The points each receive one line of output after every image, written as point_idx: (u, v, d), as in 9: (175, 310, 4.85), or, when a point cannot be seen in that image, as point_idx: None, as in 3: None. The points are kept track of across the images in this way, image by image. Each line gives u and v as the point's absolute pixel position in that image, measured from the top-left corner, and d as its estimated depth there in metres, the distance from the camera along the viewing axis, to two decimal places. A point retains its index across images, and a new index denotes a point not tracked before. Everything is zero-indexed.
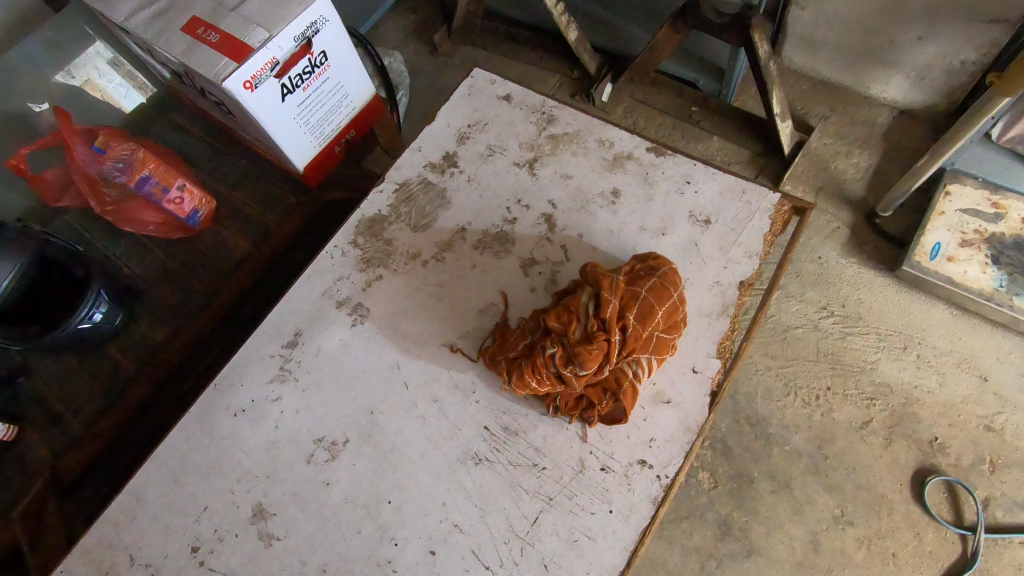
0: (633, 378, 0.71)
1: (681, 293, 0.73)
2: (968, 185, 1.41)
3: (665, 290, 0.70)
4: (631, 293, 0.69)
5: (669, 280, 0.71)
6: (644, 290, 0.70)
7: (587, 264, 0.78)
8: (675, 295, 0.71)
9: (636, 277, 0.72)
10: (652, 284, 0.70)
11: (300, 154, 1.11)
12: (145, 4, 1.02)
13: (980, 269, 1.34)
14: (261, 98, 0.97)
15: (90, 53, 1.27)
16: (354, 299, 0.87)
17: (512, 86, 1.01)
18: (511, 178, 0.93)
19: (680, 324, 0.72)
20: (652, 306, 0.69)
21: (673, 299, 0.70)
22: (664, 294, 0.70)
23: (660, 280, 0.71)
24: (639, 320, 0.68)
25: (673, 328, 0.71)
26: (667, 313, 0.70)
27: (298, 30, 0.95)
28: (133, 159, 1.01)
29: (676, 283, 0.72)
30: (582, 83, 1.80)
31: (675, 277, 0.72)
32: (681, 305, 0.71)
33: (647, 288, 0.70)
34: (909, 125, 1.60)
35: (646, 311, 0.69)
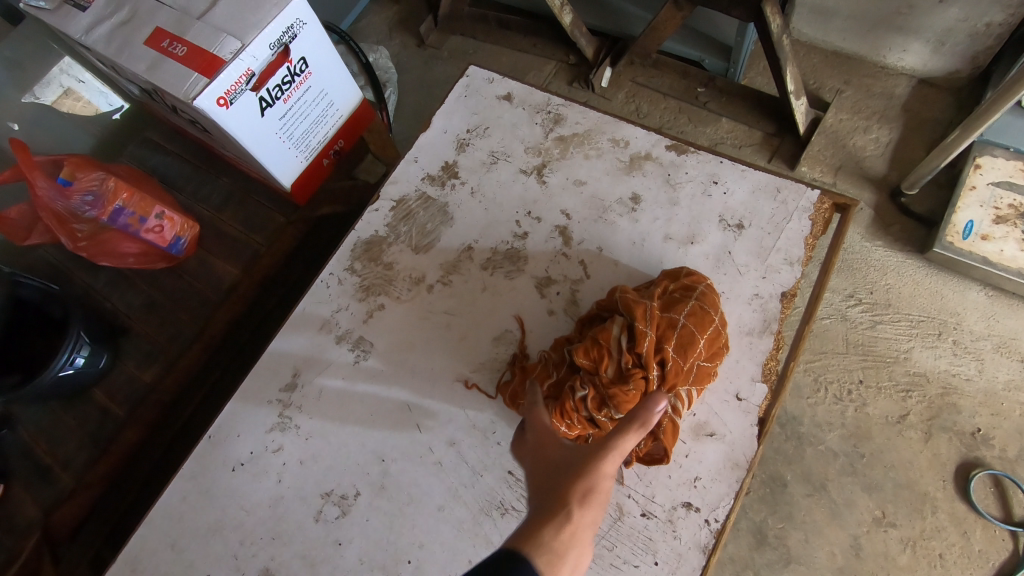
0: (673, 414, 0.63)
1: (722, 313, 0.67)
2: (999, 157, 1.33)
3: (705, 313, 0.64)
4: (669, 322, 0.63)
5: (708, 302, 0.65)
6: (683, 314, 0.63)
7: (614, 287, 0.71)
8: (716, 318, 0.65)
9: (671, 299, 0.66)
10: (691, 309, 0.64)
11: (286, 171, 1.02)
12: (105, 17, 0.93)
13: (1017, 246, 1.26)
14: (238, 115, 0.88)
15: (56, 71, 1.19)
16: (355, 332, 0.80)
17: (512, 83, 0.92)
18: (518, 188, 0.84)
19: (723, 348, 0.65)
20: (693, 334, 0.62)
21: (715, 323, 0.64)
22: (705, 318, 0.64)
23: (698, 304, 0.64)
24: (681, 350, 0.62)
25: (717, 353, 0.65)
26: (709, 340, 0.64)
27: (273, 37, 0.86)
28: (104, 191, 0.93)
29: (715, 304, 0.66)
30: (580, 69, 1.70)
31: (714, 297, 0.66)
32: (723, 329, 0.65)
33: (686, 314, 0.63)
34: (930, 94, 1.51)
35: (686, 340, 0.62)
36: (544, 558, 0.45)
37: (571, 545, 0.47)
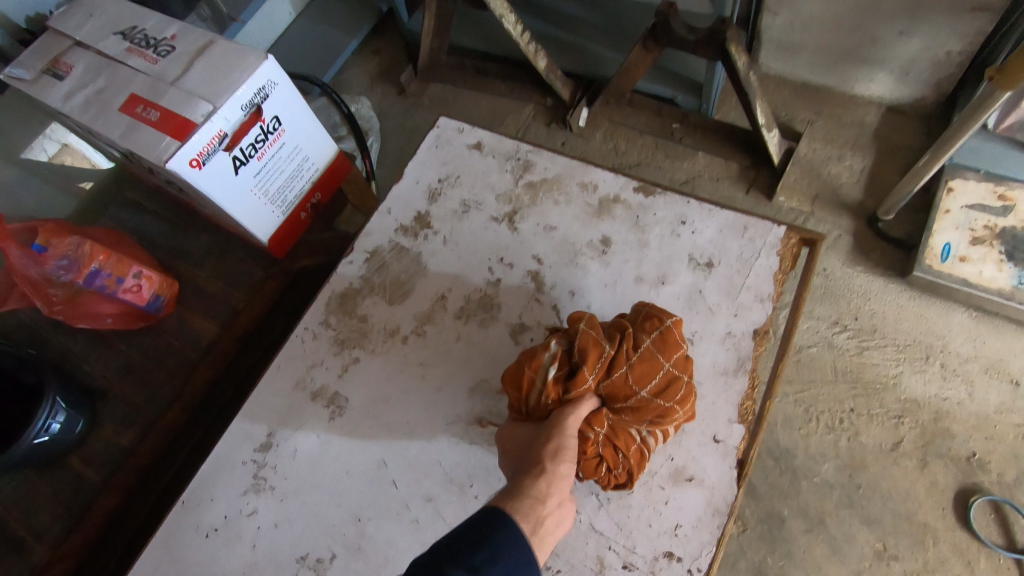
0: (642, 446, 0.65)
1: (678, 363, 0.67)
2: (971, 179, 1.34)
3: (625, 384, 0.65)
4: (603, 372, 0.65)
5: (635, 376, 0.65)
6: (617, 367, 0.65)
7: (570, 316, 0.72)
8: (638, 392, 0.65)
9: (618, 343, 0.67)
10: (633, 361, 0.65)
11: (263, 227, 1.03)
12: (83, 86, 0.96)
13: (996, 267, 1.27)
14: (212, 175, 0.90)
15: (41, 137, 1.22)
16: (331, 388, 0.79)
17: (483, 132, 0.94)
18: (490, 236, 0.85)
19: (676, 405, 0.65)
20: (625, 386, 0.65)
21: (637, 395, 0.65)
22: (647, 373, 0.65)
23: (640, 356, 0.65)
24: (615, 397, 0.65)
25: (666, 410, 0.65)
26: (655, 390, 0.65)
27: (245, 98, 0.89)
28: (79, 255, 0.93)
29: (660, 363, 0.65)
30: (557, 110, 1.74)
31: (670, 343, 0.66)
32: (678, 380, 0.65)
33: (627, 368, 0.65)
34: (900, 121, 1.54)
35: (621, 384, 0.65)
36: (522, 506, 0.57)
37: (549, 493, 0.58)
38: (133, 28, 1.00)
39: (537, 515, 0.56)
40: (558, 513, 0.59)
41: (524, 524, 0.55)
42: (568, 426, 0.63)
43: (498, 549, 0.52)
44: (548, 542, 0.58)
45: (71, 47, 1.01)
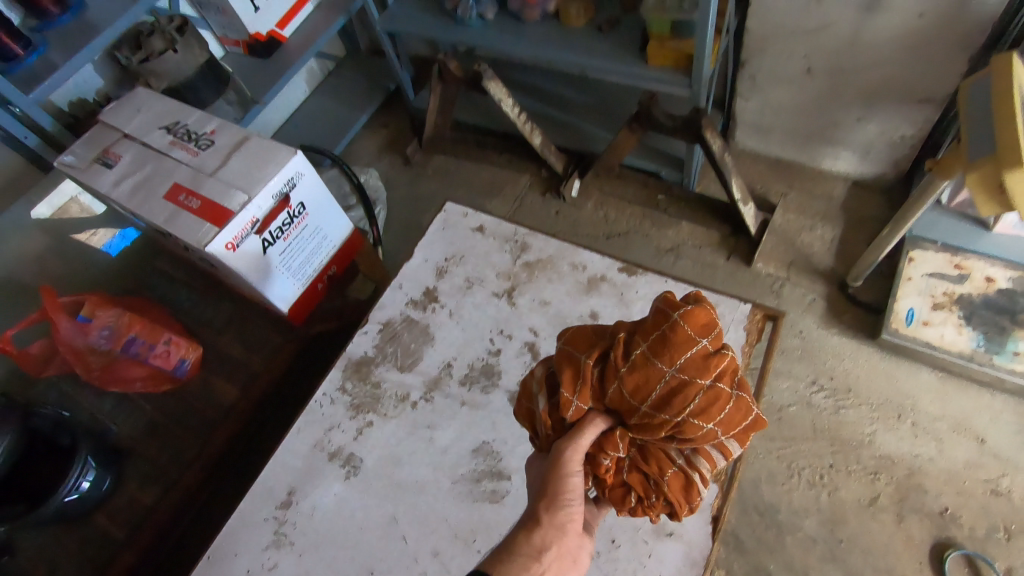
0: (678, 464, 0.68)
1: (685, 368, 0.66)
2: (930, 250, 1.46)
3: (625, 400, 0.68)
4: (598, 393, 0.70)
5: (630, 390, 0.68)
6: (609, 388, 0.69)
7: (573, 334, 0.77)
8: (640, 407, 0.67)
9: (612, 360, 0.70)
10: (627, 375, 0.68)
11: (284, 298, 1.14)
12: (129, 175, 1.09)
13: (956, 331, 1.37)
14: (243, 255, 1.01)
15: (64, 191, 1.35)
16: (346, 449, 0.87)
17: (485, 216, 1.05)
18: (491, 310, 0.96)
19: (692, 416, 0.65)
20: (626, 403, 0.68)
21: (641, 409, 0.67)
22: (643, 386, 0.67)
23: (633, 367, 0.67)
24: (626, 414, 0.69)
25: (678, 421, 0.66)
26: (659, 398, 0.66)
27: (275, 188, 1.01)
28: (118, 325, 1.04)
29: (661, 371, 0.66)
30: (551, 181, 1.88)
31: (667, 348, 0.67)
32: (682, 384, 0.66)
33: (620, 383, 0.68)
34: (864, 194, 1.69)
35: (621, 400, 0.68)
36: (517, 563, 0.66)
37: (545, 545, 0.67)
38: (177, 123, 1.14)
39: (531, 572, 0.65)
40: (556, 563, 0.67)
41: None
42: (563, 466, 0.69)
43: None
44: None
45: (120, 139, 1.14)
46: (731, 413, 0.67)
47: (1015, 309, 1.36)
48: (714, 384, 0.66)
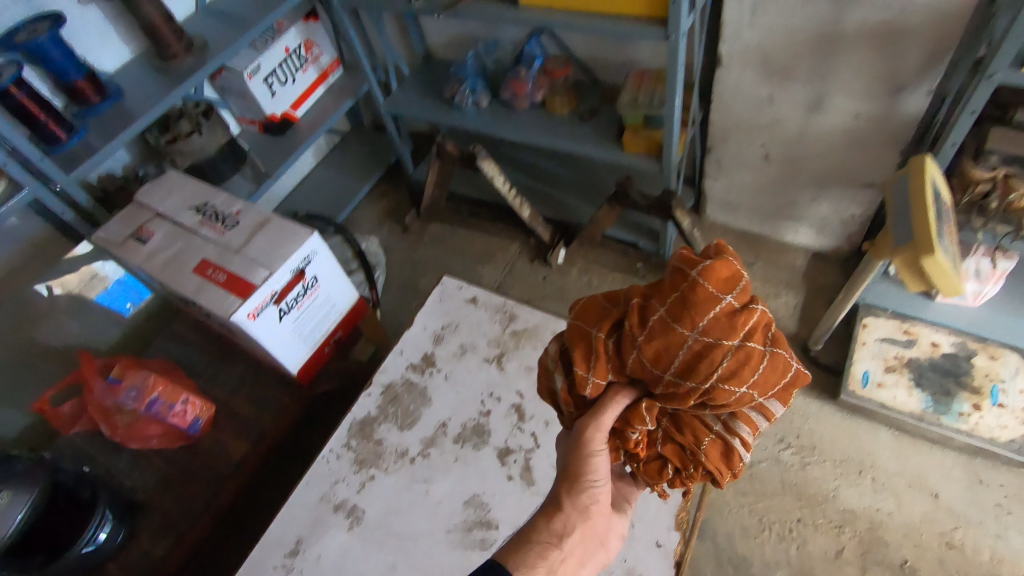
0: (714, 430, 0.75)
1: (707, 331, 0.70)
2: (881, 317, 1.60)
3: (649, 370, 0.74)
4: (617, 366, 0.77)
5: (651, 359, 0.73)
6: (630, 359, 0.74)
7: (585, 303, 0.82)
8: (664, 373, 0.72)
9: (629, 331, 0.75)
10: (647, 345, 0.73)
11: (294, 361, 1.26)
12: (161, 250, 1.22)
13: (907, 392, 1.49)
14: (262, 323, 1.14)
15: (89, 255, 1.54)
16: (350, 501, 0.97)
17: (477, 289, 1.19)
18: (482, 374, 1.08)
19: (721, 378, 0.70)
20: (651, 372, 0.74)
21: (666, 376, 0.73)
22: (665, 353, 0.72)
23: (651, 337, 0.72)
24: (651, 381, 0.75)
25: (705, 385, 0.70)
26: (686, 362, 0.71)
27: (293, 264, 1.15)
28: (144, 386, 1.13)
29: (683, 335, 0.71)
30: (539, 249, 2.04)
31: (688, 312, 0.71)
32: (704, 347, 0.70)
33: (638, 353, 0.74)
34: (823, 265, 1.85)
35: (644, 370, 0.74)
36: (542, 548, 0.78)
37: (566, 531, 0.79)
38: (205, 204, 1.29)
39: (552, 556, 0.77)
40: (578, 545, 0.80)
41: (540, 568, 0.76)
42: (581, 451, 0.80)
43: None
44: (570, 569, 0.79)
45: (152, 217, 1.29)
46: (764, 369, 0.71)
47: (959, 372, 1.49)
48: (740, 342, 0.70)
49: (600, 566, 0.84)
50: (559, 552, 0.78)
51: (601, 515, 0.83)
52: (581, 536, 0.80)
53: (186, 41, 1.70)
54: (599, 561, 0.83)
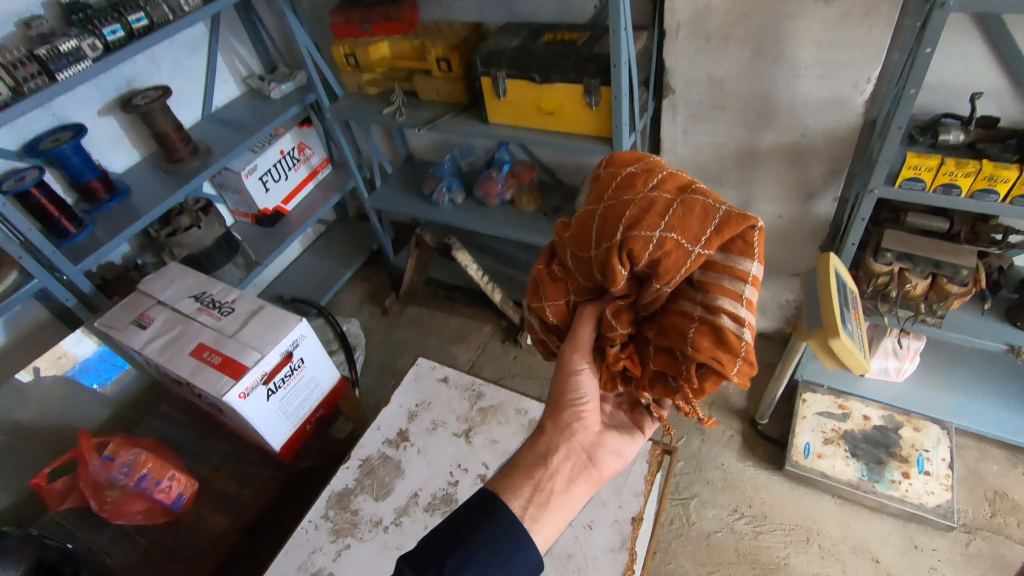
0: (694, 311, 0.68)
1: (608, 199, 0.71)
2: (818, 392, 1.77)
3: (584, 263, 0.74)
4: (566, 286, 0.79)
5: (576, 247, 0.74)
6: (567, 263, 0.76)
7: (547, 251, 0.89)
8: (589, 254, 0.72)
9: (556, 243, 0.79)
10: (572, 238, 0.75)
11: (277, 437, 1.35)
12: (160, 334, 1.34)
13: (844, 462, 1.62)
14: (252, 401, 1.25)
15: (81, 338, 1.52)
16: (327, 569, 1.04)
17: (448, 369, 1.33)
18: (452, 447, 1.19)
19: (631, 228, 0.67)
20: (585, 265, 0.74)
21: (591, 257, 0.72)
22: (585, 234, 0.73)
23: (573, 231, 0.75)
24: (591, 276, 0.75)
25: (620, 240, 0.67)
26: (600, 228, 0.70)
27: (282, 347, 1.28)
28: (135, 463, 1.22)
29: (592, 210, 0.72)
30: (510, 329, 2.19)
31: (597, 192, 0.74)
32: (613, 209, 0.70)
33: (570, 255, 0.76)
34: (766, 344, 2.04)
35: (579, 268, 0.75)
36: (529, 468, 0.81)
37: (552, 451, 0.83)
38: (203, 293, 1.43)
39: (536, 474, 0.79)
40: (564, 462, 0.83)
41: (527, 485, 0.78)
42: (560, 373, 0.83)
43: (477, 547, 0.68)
44: (559, 487, 0.80)
45: (153, 304, 1.42)
46: (679, 213, 0.66)
47: (889, 442, 1.63)
48: (646, 193, 0.68)
49: (595, 484, 0.85)
50: (546, 470, 0.81)
51: (588, 432, 0.86)
52: (564, 454, 0.83)
53: (192, 146, 1.90)
54: (592, 480, 0.84)
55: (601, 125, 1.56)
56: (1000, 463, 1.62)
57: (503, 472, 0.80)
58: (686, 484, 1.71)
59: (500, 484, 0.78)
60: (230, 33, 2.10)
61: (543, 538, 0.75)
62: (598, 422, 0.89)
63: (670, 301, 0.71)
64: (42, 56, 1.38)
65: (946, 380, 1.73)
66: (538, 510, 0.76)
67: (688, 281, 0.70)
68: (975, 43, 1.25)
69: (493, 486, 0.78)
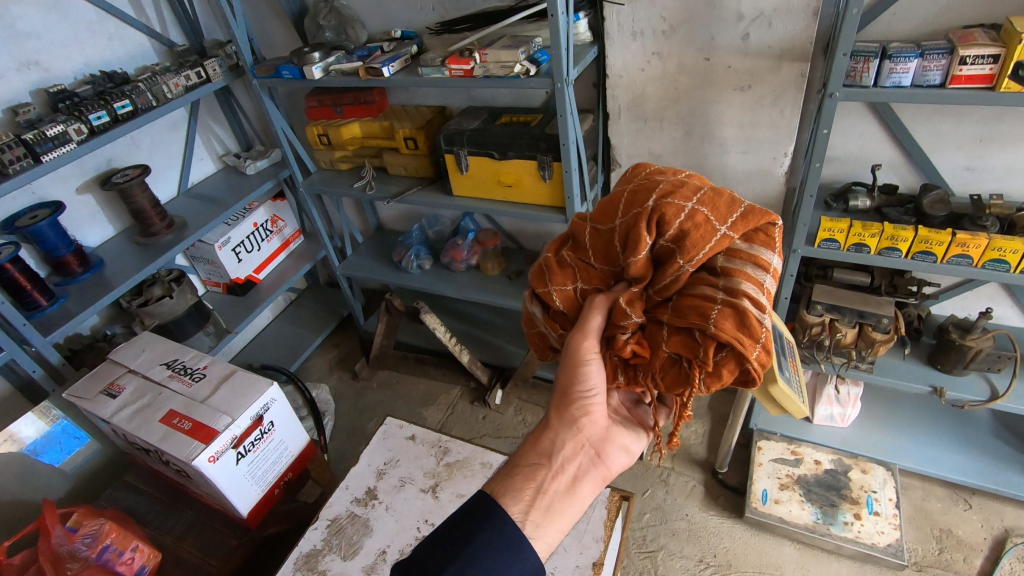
0: (713, 292, 0.71)
1: (639, 184, 0.81)
2: (773, 439, 1.86)
3: (609, 239, 0.81)
4: (583, 265, 0.83)
5: (604, 225, 0.81)
6: (586, 240, 0.83)
7: None
8: (613, 228, 0.80)
9: (577, 227, 0.86)
10: (597, 219, 0.82)
11: (245, 502, 1.37)
12: (130, 403, 1.36)
13: (800, 506, 1.69)
14: (222, 466, 1.27)
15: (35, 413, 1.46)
16: None
17: (416, 427, 1.38)
18: (419, 503, 1.23)
19: (663, 201, 0.75)
20: (611, 242, 0.80)
21: (616, 231, 0.79)
22: (612, 209, 0.81)
23: (600, 212, 0.83)
24: (611, 253, 0.81)
25: (652, 209, 0.75)
26: (629, 205, 0.79)
27: (253, 411, 1.32)
28: (99, 532, 1.22)
29: (622, 193, 0.82)
30: (478, 390, 2.24)
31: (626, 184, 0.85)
32: (644, 189, 0.79)
33: (592, 235, 0.82)
34: (724, 397, 2.13)
35: (600, 247, 0.82)
36: (530, 470, 0.80)
37: (556, 450, 0.83)
38: (175, 360, 1.47)
39: (538, 477, 0.79)
40: (570, 460, 0.83)
41: (529, 487, 0.78)
42: (565, 365, 0.84)
43: (467, 565, 0.67)
44: (559, 487, 0.79)
45: (124, 372, 1.45)
46: (709, 196, 0.76)
47: (839, 485, 1.72)
48: (675, 181, 0.78)
49: (603, 481, 0.85)
50: (549, 471, 0.81)
51: (593, 429, 0.86)
52: (571, 449, 0.83)
53: (167, 220, 1.98)
54: (601, 477, 0.84)
55: (554, 196, 1.71)
56: (943, 501, 1.72)
57: (505, 472, 0.79)
58: (651, 537, 1.74)
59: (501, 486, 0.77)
60: (209, 114, 2.24)
61: (545, 545, 0.74)
62: (605, 418, 0.89)
63: (688, 287, 0.74)
64: (28, 140, 1.46)
65: (888, 424, 1.84)
66: (541, 516, 0.76)
67: (709, 269, 0.74)
68: (870, 124, 1.45)
69: (493, 489, 0.78)
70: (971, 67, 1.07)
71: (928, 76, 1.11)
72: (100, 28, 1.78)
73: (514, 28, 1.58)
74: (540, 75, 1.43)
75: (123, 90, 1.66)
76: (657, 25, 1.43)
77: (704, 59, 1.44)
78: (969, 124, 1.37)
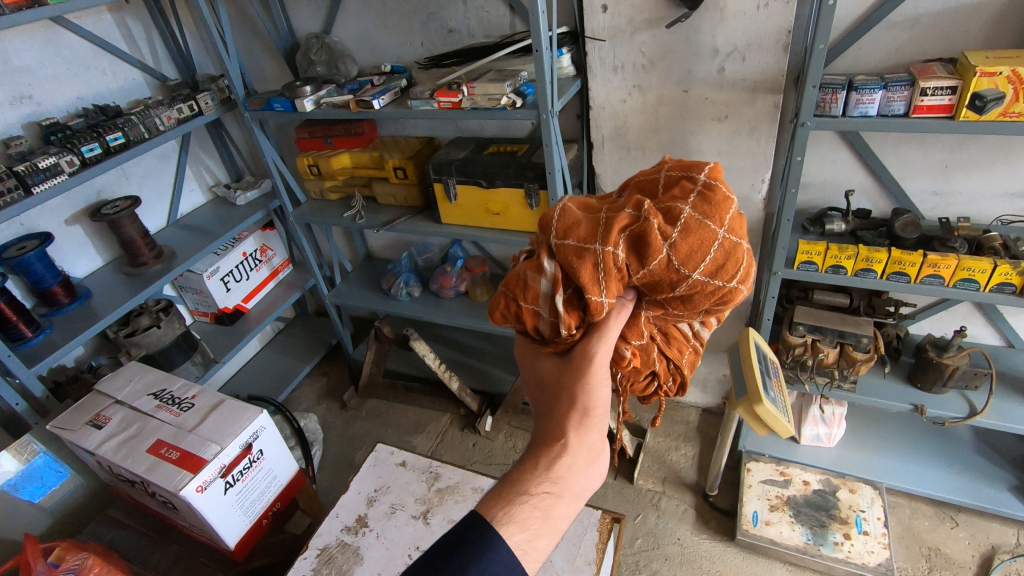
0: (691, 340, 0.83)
1: (731, 238, 0.69)
2: (761, 461, 1.88)
3: (674, 279, 0.69)
4: (625, 280, 0.71)
5: (680, 261, 0.68)
6: (653, 266, 0.69)
7: (569, 203, 0.76)
8: (686, 278, 0.69)
9: (647, 237, 0.68)
10: (674, 248, 0.68)
11: (232, 533, 1.34)
12: (115, 434, 1.35)
13: (790, 527, 1.70)
14: (209, 496, 1.25)
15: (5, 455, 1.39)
16: None
17: (406, 453, 1.38)
18: (410, 529, 1.22)
19: (739, 282, 0.70)
20: (674, 284, 0.70)
21: (686, 281, 0.69)
22: (697, 252, 0.68)
23: (680, 241, 0.68)
24: (665, 288, 0.71)
25: (728, 287, 0.70)
26: (714, 263, 0.68)
27: (242, 439, 1.32)
28: (82, 566, 1.19)
29: (714, 233, 0.68)
30: (468, 417, 2.24)
31: (715, 210, 0.69)
32: (730, 245, 0.69)
33: (659, 263, 0.69)
34: (713, 419, 2.15)
35: (660, 279, 0.70)
36: (543, 502, 0.70)
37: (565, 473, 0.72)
38: (163, 391, 1.46)
39: (547, 505, 0.70)
40: (579, 483, 0.73)
41: (536, 515, 0.69)
42: (585, 383, 0.74)
43: None
44: (567, 512, 0.72)
45: (110, 404, 1.43)
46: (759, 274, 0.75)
47: (828, 505, 1.73)
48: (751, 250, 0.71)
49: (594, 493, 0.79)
50: (560, 498, 0.72)
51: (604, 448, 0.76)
52: (586, 475, 0.73)
53: (156, 251, 1.99)
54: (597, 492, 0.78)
55: None
56: (930, 519, 1.74)
57: (509, 499, 0.70)
58: (644, 562, 1.73)
59: (509, 512, 0.68)
60: (200, 147, 2.27)
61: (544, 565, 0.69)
62: None
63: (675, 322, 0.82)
64: (20, 172, 1.47)
65: (873, 443, 1.87)
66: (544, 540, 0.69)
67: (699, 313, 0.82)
68: (841, 152, 1.52)
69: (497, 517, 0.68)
70: (932, 97, 1.13)
71: (893, 106, 1.17)
72: (94, 63, 1.81)
73: (500, 63, 1.64)
74: (526, 106, 1.48)
75: (116, 122, 1.68)
76: (637, 59, 1.50)
77: (683, 91, 1.50)
78: (933, 151, 1.44)
